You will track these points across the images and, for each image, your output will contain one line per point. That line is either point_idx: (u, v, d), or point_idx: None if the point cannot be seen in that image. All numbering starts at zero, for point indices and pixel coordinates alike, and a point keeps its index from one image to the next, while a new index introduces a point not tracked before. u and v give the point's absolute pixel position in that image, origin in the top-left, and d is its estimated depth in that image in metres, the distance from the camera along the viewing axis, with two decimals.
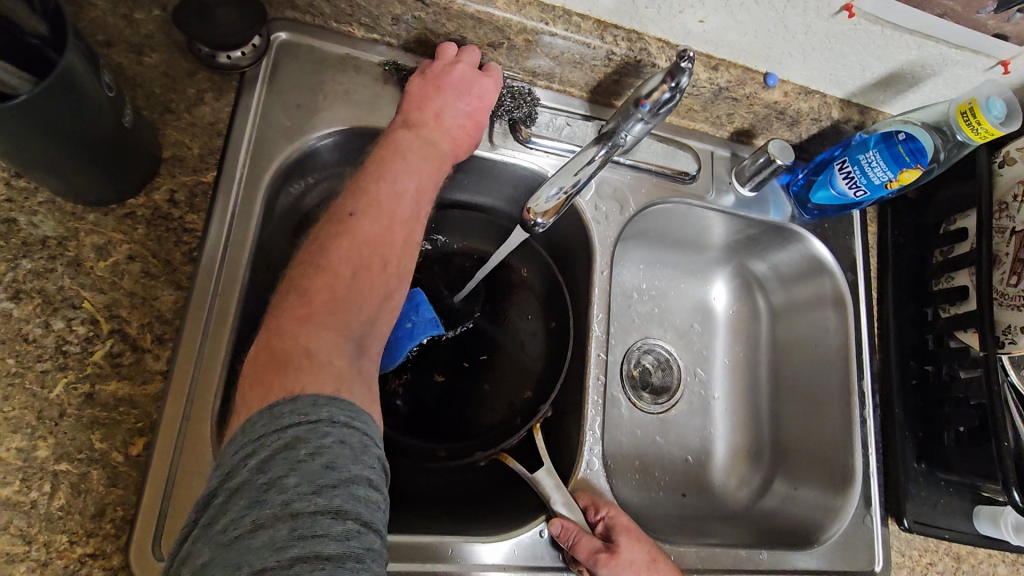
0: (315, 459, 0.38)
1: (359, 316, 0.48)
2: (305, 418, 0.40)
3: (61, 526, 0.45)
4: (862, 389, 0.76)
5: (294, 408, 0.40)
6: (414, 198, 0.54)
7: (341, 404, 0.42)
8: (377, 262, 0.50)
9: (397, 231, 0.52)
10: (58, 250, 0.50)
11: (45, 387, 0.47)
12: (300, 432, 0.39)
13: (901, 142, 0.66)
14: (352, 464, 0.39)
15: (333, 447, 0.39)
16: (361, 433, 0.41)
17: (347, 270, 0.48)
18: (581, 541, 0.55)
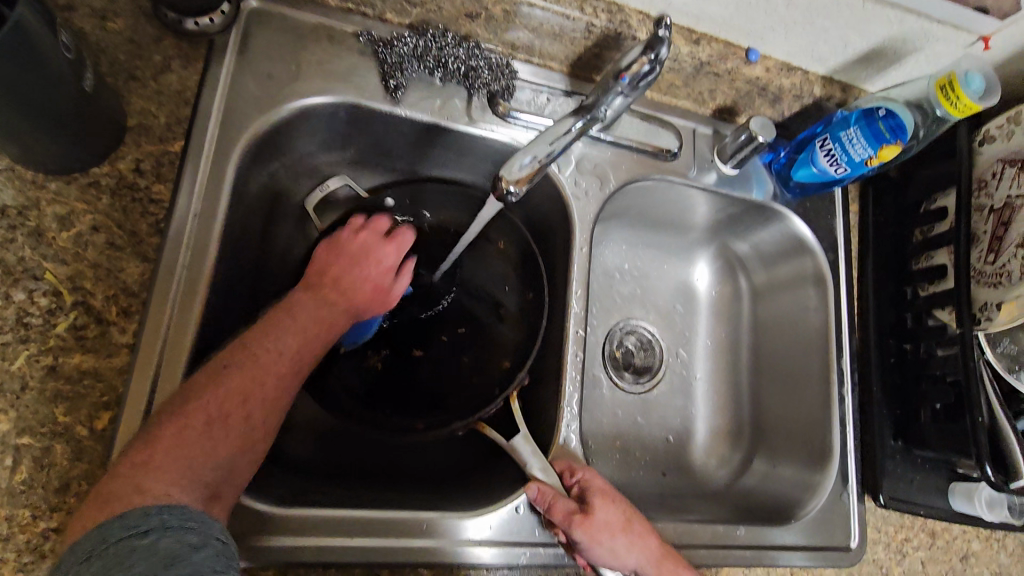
0: (152, 556, 0.36)
1: (211, 465, 0.45)
2: (135, 530, 0.38)
3: (24, 500, 0.44)
4: (841, 367, 0.76)
5: (121, 526, 0.38)
6: (293, 356, 0.53)
7: (184, 511, 0.40)
8: (240, 416, 0.48)
9: (273, 381, 0.51)
10: (18, 219, 0.48)
11: (5, 359, 0.46)
12: (137, 541, 0.37)
13: (880, 119, 0.66)
14: (193, 556, 0.37)
15: (169, 546, 0.37)
16: (207, 533, 0.40)
17: (208, 417, 0.46)
18: (557, 502, 0.54)
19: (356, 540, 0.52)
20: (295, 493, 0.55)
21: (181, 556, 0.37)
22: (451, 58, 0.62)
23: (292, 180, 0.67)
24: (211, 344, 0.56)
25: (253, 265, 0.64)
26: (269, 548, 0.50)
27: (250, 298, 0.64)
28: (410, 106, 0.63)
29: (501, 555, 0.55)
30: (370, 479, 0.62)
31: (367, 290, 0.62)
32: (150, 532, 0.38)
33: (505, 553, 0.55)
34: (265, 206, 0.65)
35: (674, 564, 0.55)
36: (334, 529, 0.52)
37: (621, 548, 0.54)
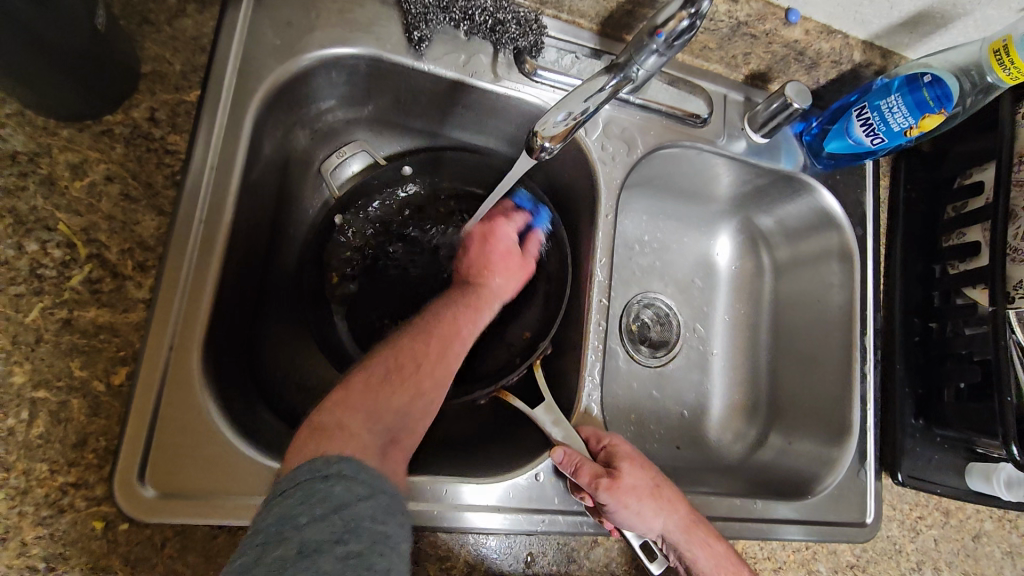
0: (327, 503, 0.38)
1: (387, 412, 0.49)
2: (318, 473, 0.40)
3: (41, 454, 0.43)
4: (864, 345, 0.75)
5: (308, 469, 0.41)
6: (451, 321, 0.57)
7: (355, 462, 0.43)
8: (415, 368, 0.53)
9: (433, 340, 0.55)
10: (30, 167, 0.47)
11: (19, 310, 0.44)
12: (318, 484, 0.40)
13: (925, 86, 0.63)
14: (360, 508, 0.39)
15: (342, 494, 0.39)
16: (373, 487, 0.41)
17: (384, 373, 0.52)
18: (584, 466, 0.54)
19: None
20: None
21: (350, 507, 0.39)
22: (477, 10, 0.58)
23: (309, 136, 0.66)
24: (229, 303, 0.54)
25: (269, 223, 0.62)
26: None
27: (265, 258, 0.62)
28: (433, 61, 0.60)
29: (520, 523, 0.55)
30: None
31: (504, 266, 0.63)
32: (330, 477, 0.40)
33: (525, 519, 0.55)
34: (281, 163, 0.63)
35: (699, 531, 0.56)
36: None
37: (648, 513, 0.54)
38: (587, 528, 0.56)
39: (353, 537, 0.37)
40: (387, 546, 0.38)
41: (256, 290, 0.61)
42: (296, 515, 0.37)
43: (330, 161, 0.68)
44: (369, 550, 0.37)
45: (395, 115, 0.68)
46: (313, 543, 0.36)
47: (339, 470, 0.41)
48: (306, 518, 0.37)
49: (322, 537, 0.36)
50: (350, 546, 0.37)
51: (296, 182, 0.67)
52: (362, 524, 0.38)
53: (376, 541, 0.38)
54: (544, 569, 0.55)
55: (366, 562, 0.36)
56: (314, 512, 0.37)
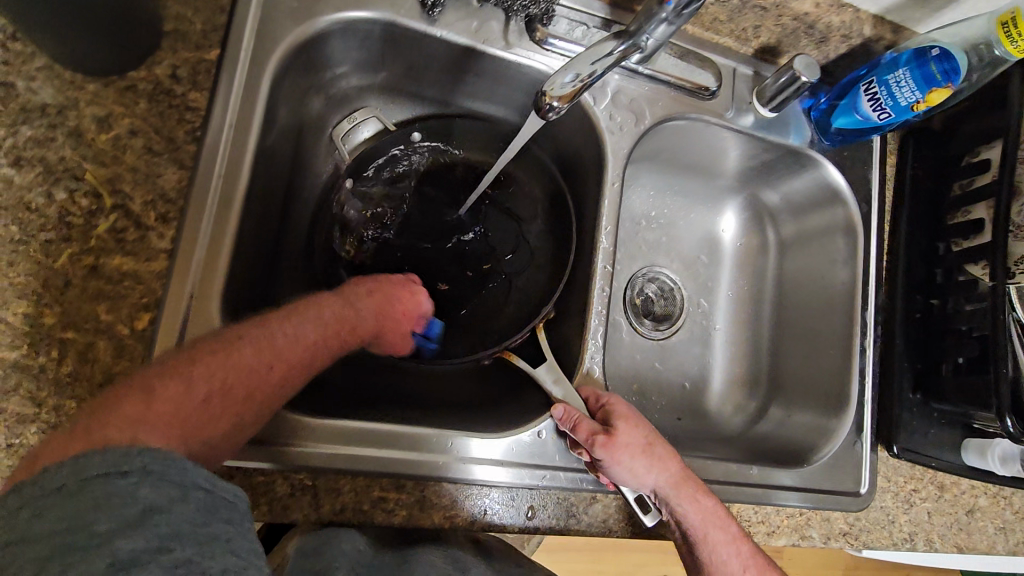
0: (132, 508, 0.34)
1: (197, 433, 0.43)
2: (115, 469, 0.36)
3: (70, 392, 0.46)
4: (865, 320, 0.76)
5: (98, 463, 0.36)
6: (307, 346, 0.51)
7: (161, 454, 0.38)
8: (242, 394, 0.46)
9: (282, 366, 0.49)
10: (59, 119, 0.49)
11: (49, 256, 0.47)
12: (116, 484, 0.35)
13: (933, 60, 0.63)
14: (178, 511, 0.35)
15: (150, 496, 0.35)
16: (189, 483, 0.37)
17: (208, 387, 0.44)
18: (582, 423, 0.56)
19: (382, 452, 0.53)
20: (325, 406, 0.57)
21: (161, 511, 0.35)
22: None
23: (323, 101, 0.67)
24: (246, 258, 0.56)
25: (284, 185, 0.64)
26: (301, 454, 0.52)
27: (280, 219, 0.64)
28: (445, 26, 0.61)
29: (522, 477, 0.57)
30: (395, 400, 0.64)
31: (398, 319, 0.59)
32: (130, 475, 0.36)
33: (526, 474, 0.57)
34: (296, 127, 0.65)
35: (689, 488, 0.57)
36: (358, 440, 0.53)
37: (640, 468, 0.56)
38: (586, 485, 0.58)
39: (174, 543, 0.34)
40: (217, 546, 0.35)
41: (271, 249, 0.63)
42: (90, 525, 0.33)
43: (341, 127, 0.70)
44: (199, 554, 0.34)
45: (407, 83, 0.70)
46: (129, 555, 0.32)
47: (141, 466, 0.36)
48: (105, 527, 0.33)
49: (143, 547, 0.33)
50: (176, 553, 0.34)
51: (311, 147, 0.68)
52: (182, 530, 0.35)
53: (207, 543, 0.35)
54: (545, 523, 0.57)
55: (199, 566, 0.34)
56: (122, 517, 0.34)
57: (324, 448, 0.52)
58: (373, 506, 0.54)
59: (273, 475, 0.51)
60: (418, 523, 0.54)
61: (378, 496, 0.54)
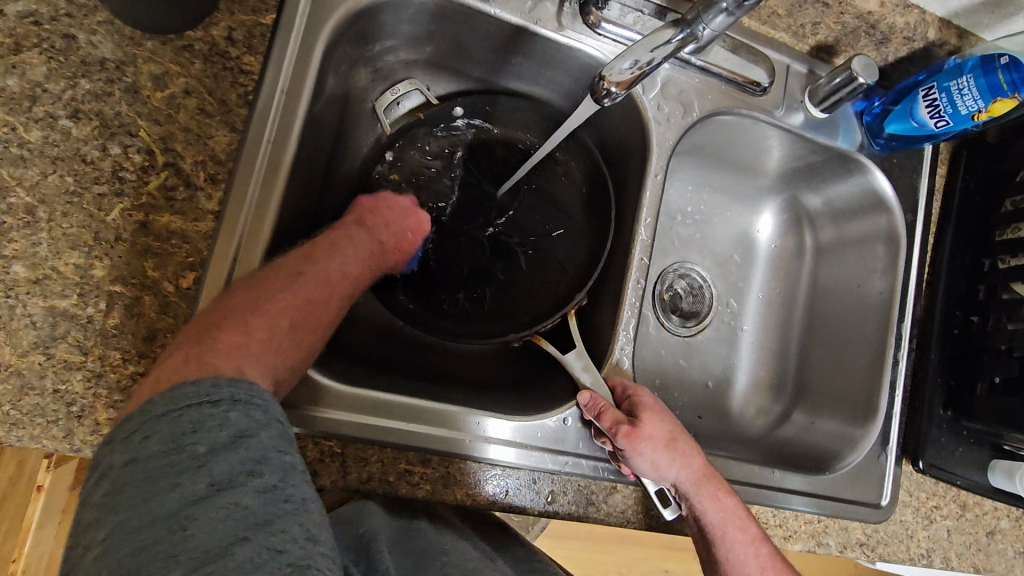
0: (222, 433, 0.37)
1: (281, 361, 0.47)
2: (205, 399, 0.38)
3: (115, 343, 0.47)
4: (900, 331, 0.74)
5: (190, 393, 0.38)
6: (358, 274, 0.57)
7: (245, 385, 0.41)
8: (312, 321, 0.51)
9: (338, 291, 0.54)
10: (116, 74, 0.49)
11: (102, 209, 0.47)
12: (208, 410, 0.38)
13: (1001, 69, 0.61)
14: (262, 438, 0.38)
15: (239, 422, 0.38)
16: (271, 416, 0.40)
17: (285, 319, 0.49)
18: (606, 411, 0.56)
19: (410, 426, 0.54)
20: (355, 377, 0.58)
21: (251, 435, 0.38)
22: None
23: (370, 72, 0.67)
24: (289, 225, 0.57)
25: (326, 155, 0.64)
26: (332, 421, 0.52)
27: (320, 189, 0.65)
28: (499, 4, 0.60)
29: (544, 460, 0.57)
30: (424, 374, 0.64)
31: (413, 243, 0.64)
32: (220, 404, 0.39)
33: (549, 458, 0.57)
34: (343, 97, 0.65)
35: (709, 487, 0.57)
36: (390, 412, 0.54)
37: (662, 461, 0.56)
38: (608, 473, 0.58)
39: (264, 467, 0.37)
40: (295, 475, 0.38)
41: (310, 218, 0.63)
42: (192, 445, 0.36)
43: (383, 99, 0.69)
44: (282, 480, 0.37)
45: (454, 60, 0.69)
46: (223, 477, 0.35)
47: (232, 396, 0.39)
48: (203, 448, 0.36)
49: (234, 470, 0.36)
50: (264, 478, 0.37)
51: (354, 118, 0.68)
52: (270, 456, 0.38)
53: (288, 472, 0.38)
54: (564, 509, 0.57)
55: (283, 494, 0.37)
56: (214, 440, 0.36)
57: (355, 416, 0.53)
58: (399, 479, 0.54)
59: (301, 439, 0.52)
60: (441, 498, 0.55)
61: (405, 468, 0.54)
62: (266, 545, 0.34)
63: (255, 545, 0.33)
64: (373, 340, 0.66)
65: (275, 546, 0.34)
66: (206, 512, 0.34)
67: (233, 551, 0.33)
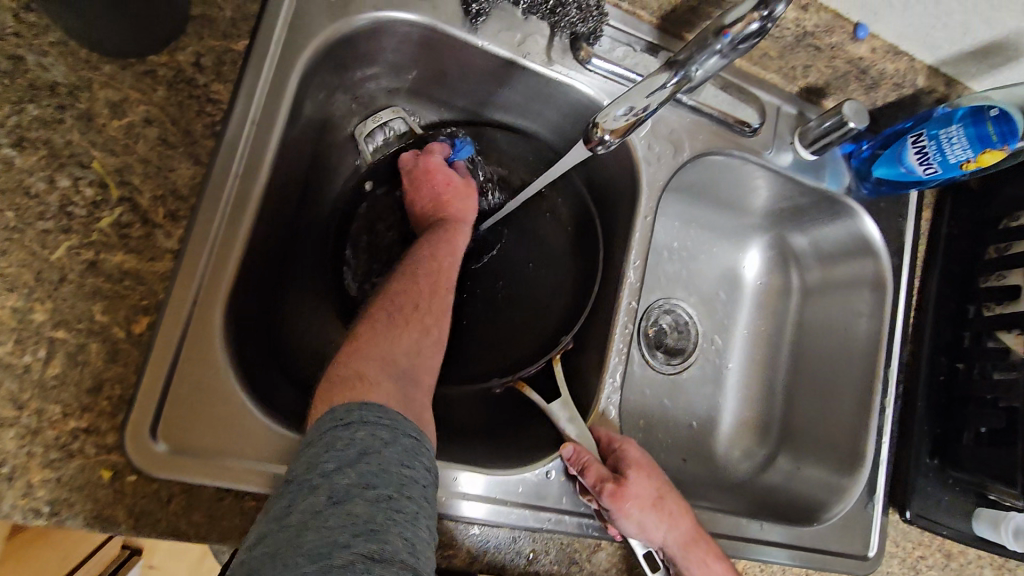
0: (350, 449, 0.41)
1: (398, 350, 0.52)
2: (338, 421, 0.43)
3: (55, 395, 0.42)
4: (888, 377, 0.73)
5: (330, 418, 0.43)
6: (431, 257, 0.61)
7: (375, 409, 0.44)
8: (410, 305, 0.56)
9: (421, 276, 0.59)
10: (69, 100, 0.45)
11: (46, 247, 0.43)
12: (339, 432, 0.42)
13: (991, 120, 0.61)
14: (386, 453, 0.41)
15: (365, 439, 0.42)
16: (397, 432, 0.43)
17: (383, 314, 0.55)
18: (591, 467, 0.53)
19: None
20: None
21: (378, 450, 0.41)
22: None
23: (349, 100, 0.64)
24: (257, 263, 0.53)
25: (301, 186, 0.61)
26: None
27: (294, 221, 0.61)
28: (487, 37, 0.58)
29: (525, 518, 0.54)
30: None
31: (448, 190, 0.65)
32: (351, 424, 0.42)
33: (531, 515, 0.54)
34: (319, 125, 0.61)
35: (700, 550, 0.54)
36: None
37: (649, 523, 0.53)
38: (592, 531, 0.55)
39: (377, 482, 0.39)
40: (415, 491, 0.41)
41: (281, 251, 0.59)
42: (322, 464, 0.40)
43: (364, 126, 0.66)
44: (397, 494, 0.39)
45: (438, 90, 0.66)
46: (343, 490, 0.38)
47: (360, 416, 0.43)
48: (331, 465, 0.39)
49: (353, 482, 0.39)
50: (379, 491, 0.39)
51: (331, 147, 0.65)
52: (388, 470, 0.40)
53: (401, 487, 0.40)
54: (545, 569, 0.54)
55: (394, 507, 0.39)
56: (343, 456, 0.40)
57: None
58: None
59: None
60: None
61: None
62: (367, 555, 0.35)
63: (354, 550, 0.35)
64: None
65: (375, 557, 0.35)
66: (316, 523, 0.36)
67: (336, 554, 0.35)
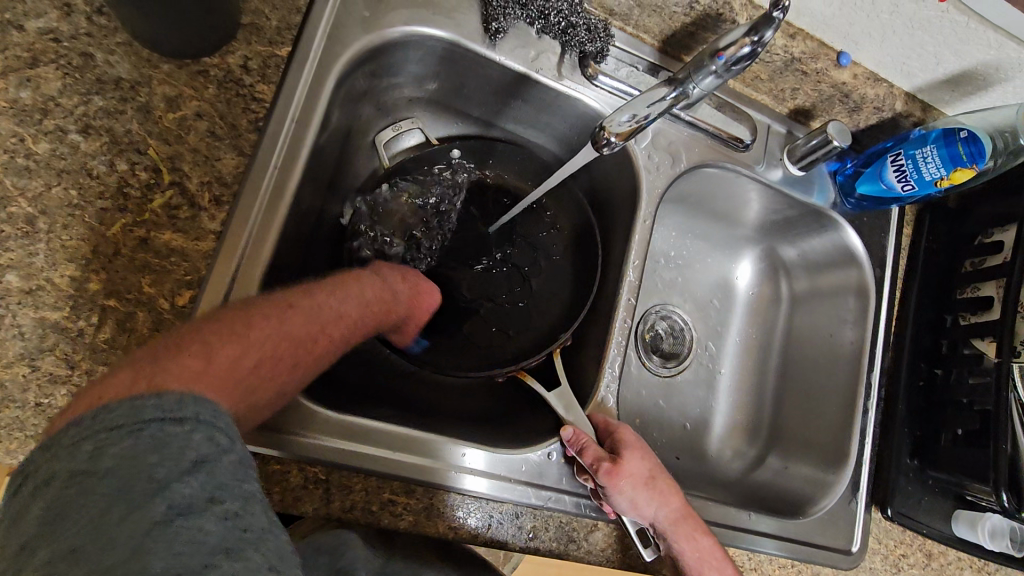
0: (182, 458, 0.34)
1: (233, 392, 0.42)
2: (171, 416, 0.35)
3: (103, 358, 0.46)
4: (870, 381, 0.77)
5: (157, 405, 0.35)
6: (350, 321, 0.53)
7: (211, 409, 0.37)
8: (284, 355, 0.46)
9: (327, 335, 0.50)
10: (130, 93, 0.50)
11: (103, 223, 0.48)
12: (169, 430, 0.35)
13: (961, 141, 0.66)
14: (225, 465, 0.35)
15: (201, 446, 0.35)
16: (235, 441, 0.37)
17: (257, 351, 0.44)
18: (589, 447, 0.57)
19: (396, 455, 0.54)
20: (344, 405, 0.58)
21: (214, 461, 0.35)
22: (554, 11, 0.62)
23: (375, 106, 0.69)
24: (287, 250, 0.57)
25: (327, 183, 0.66)
26: (314, 448, 0.52)
27: (319, 214, 0.65)
28: (504, 53, 0.63)
29: (527, 495, 0.57)
30: (408, 404, 0.64)
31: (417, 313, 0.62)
32: (184, 425, 0.35)
33: (532, 493, 0.57)
34: (347, 128, 0.67)
35: (687, 525, 0.58)
36: (369, 439, 0.53)
37: (641, 500, 0.57)
38: (589, 510, 0.59)
39: (223, 496, 0.34)
40: (257, 505, 0.36)
41: (306, 242, 0.63)
42: (149, 468, 0.33)
43: (384, 134, 0.72)
44: (245, 509, 0.35)
45: (455, 100, 0.72)
46: (184, 501, 0.33)
47: (197, 418, 0.36)
48: (163, 472, 0.33)
49: (193, 494, 0.33)
50: (226, 506, 0.34)
51: (355, 149, 0.70)
52: (230, 484, 0.35)
53: (248, 501, 0.35)
54: (545, 545, 0.57)
55: (247, 523, 0.34)
56: (176, 463, 0.33)
57: (332, 441, 0.52)
58: (382, 509, 0.54)
59: (287, 464, 0.52)
60: (423, 531, 0.54)
61: (388, 498, 0.54)
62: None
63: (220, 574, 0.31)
64: (359, 367, 0.66)
65: None
66: (163, 535, 0.31)
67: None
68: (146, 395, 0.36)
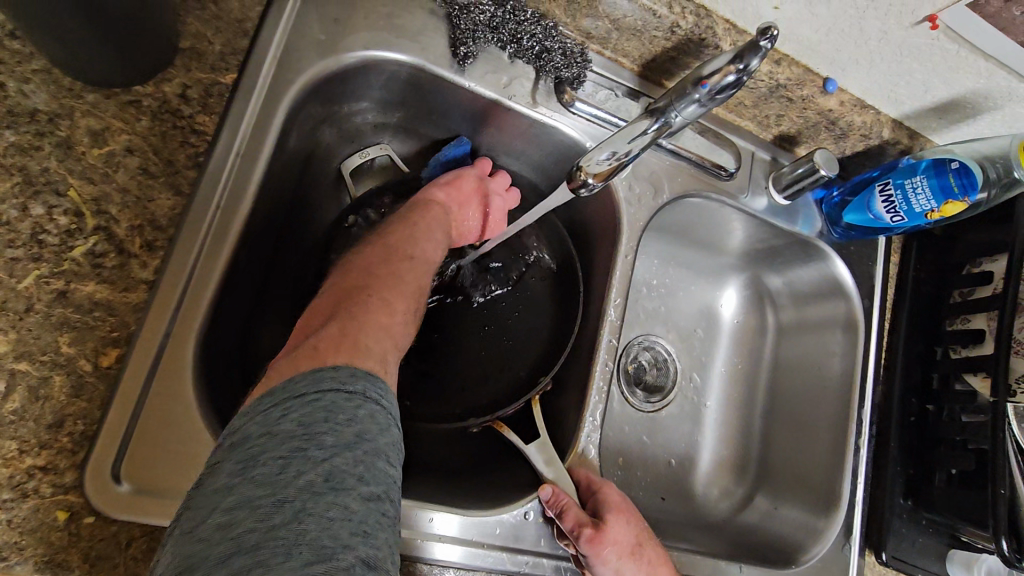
0: (348, 429, 0.38)
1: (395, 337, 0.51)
2: (343, 389, 0.41)
3: (11, 432, 0.40)
4: (861, 415, 0.74)
5: (337, 377, 0.41)
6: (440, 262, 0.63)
7: (379, 386, 0.43)
8: (410, 303, 0.55)
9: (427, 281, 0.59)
10: (48, 127, 0.45)
11: (13, 276, 0.42)
12: (342, 398, 0.40)
13: (952, 172, 0.64)
14: (381, 444, 0.39)
15: (363, 422, 0.40)
16: (391, 420, 0.42)
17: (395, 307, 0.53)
18: (570, 511, 0.52)
19: None
20: None
21: (371, 437, 0.39)
22: (527, 35, 0.58)
23: (336, 133, 0.64)
24: (234, 294, 0.52)
25: (283, 218, 0.61)
26: None
27: (273, 251, 0.60)
28: (474, 79, 0.59)
29: (501, 562, 0.52)
30: None
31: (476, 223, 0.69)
32: (355, 398, 0.41)
33: (507, 559, 0.53)
34: (304, 156, 0.61)
35: None
36: None
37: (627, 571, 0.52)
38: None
39: (369, 478, 0.38)
40: (394, 489, 0.39)
41: (260, 282, 0.58)
42: (318, 438, 0.37)
43: (351, 161, 0.66)
44: (384, 494, 0.38)
45: (422, 125, 0.67)
46: (336, 476, 0.36)
47: (366, 392, 0.42)
48: (329, 443, 0.37)
49: (347, 469, 0.37)
50: (368, 488, 0.37)
51: (315, 179, 0.65)
52: (378, 465, 0.38)
53: (388, 487, 0.39)
54: None
55: (381, 509, 0.37)
56: (342, 437, 0.38)
57: None
58: None
59: None
60: None
61: None
62: (365, 560, 0.34)
63: (354, 556, 0.34)
64: None
65: (370, 563, 0.34)
66: (316, 509, 0.34)
67: (339, 557, 0.33)
68: (310, 372, 0.41)
